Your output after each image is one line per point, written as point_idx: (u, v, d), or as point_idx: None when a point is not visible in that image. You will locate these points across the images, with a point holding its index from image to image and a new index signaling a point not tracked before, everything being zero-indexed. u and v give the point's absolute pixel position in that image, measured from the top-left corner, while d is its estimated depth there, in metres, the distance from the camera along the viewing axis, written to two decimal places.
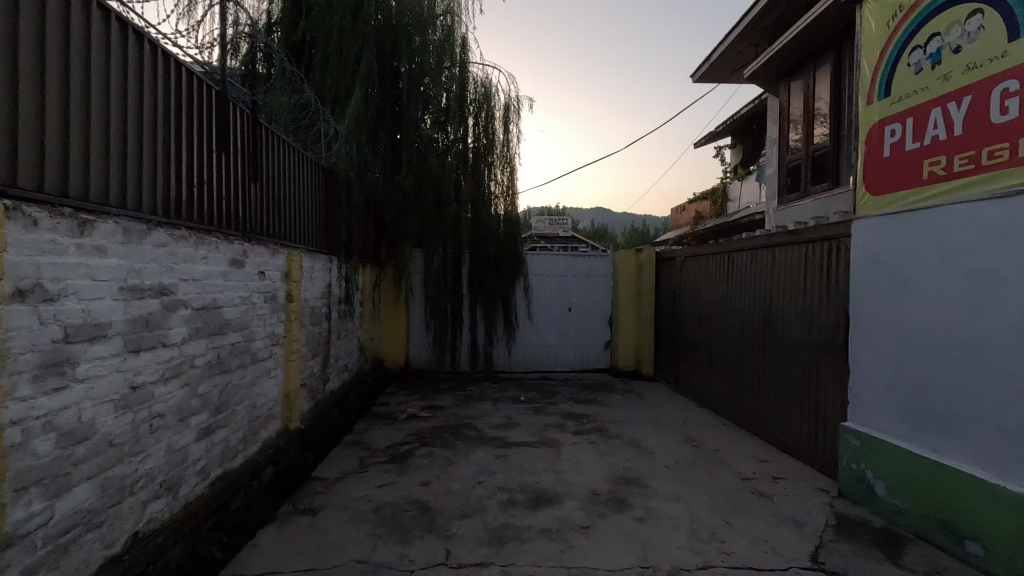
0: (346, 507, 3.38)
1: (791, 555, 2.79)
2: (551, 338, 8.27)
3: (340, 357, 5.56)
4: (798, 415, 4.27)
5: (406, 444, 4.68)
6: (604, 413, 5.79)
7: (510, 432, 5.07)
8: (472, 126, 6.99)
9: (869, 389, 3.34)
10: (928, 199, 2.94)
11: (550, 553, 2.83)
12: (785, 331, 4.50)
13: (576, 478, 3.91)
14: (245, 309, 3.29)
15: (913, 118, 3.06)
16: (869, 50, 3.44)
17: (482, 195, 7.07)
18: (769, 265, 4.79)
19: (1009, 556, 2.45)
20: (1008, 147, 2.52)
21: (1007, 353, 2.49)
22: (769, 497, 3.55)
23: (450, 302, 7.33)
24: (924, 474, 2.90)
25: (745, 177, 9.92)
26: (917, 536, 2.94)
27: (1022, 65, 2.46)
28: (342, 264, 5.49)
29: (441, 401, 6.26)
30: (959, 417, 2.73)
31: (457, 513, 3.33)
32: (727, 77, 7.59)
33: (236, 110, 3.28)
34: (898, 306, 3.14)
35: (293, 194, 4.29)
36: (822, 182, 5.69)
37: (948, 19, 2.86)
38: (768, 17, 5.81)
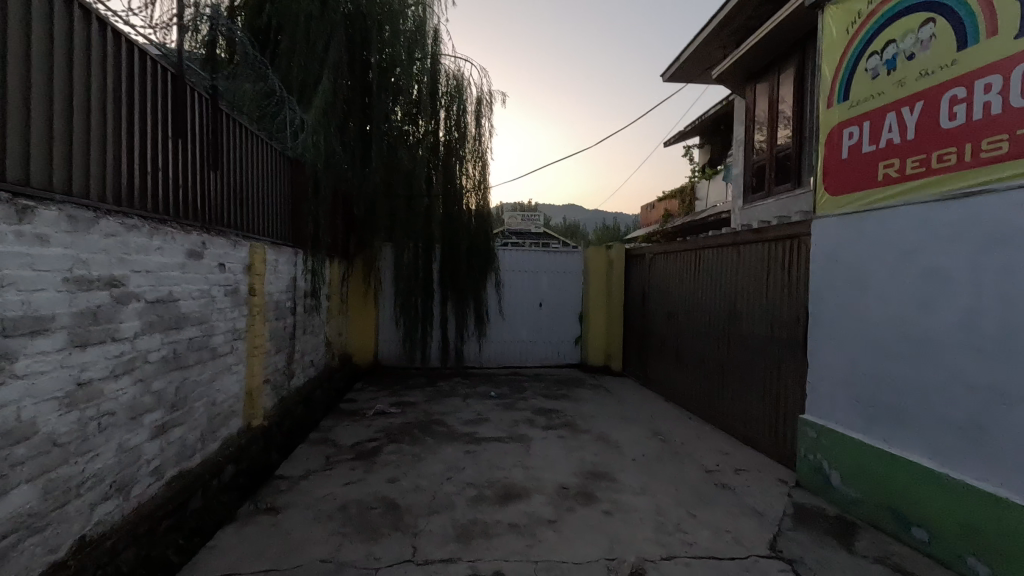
0: (310, 505, 3.31)
1: (750, 544, 2.88)
2: (522, 334, 8.29)
3: (307, 353, 5.44)
4: (760, 408, 4.40)
5: (374, 440, 4.61)
6: (574, 408, 5.85)
7: (479, 428, 5.06)
8: (444, 119, 6.91)
9: (827, 383, 3.46)
10: (883, 200, 3.06)
11: (518, 548, 2.83)
12: (749, 327, 4.62)
13: (545, 473, 3.93)
14: (204, 303, 3.17)
15: (870, 122, 3.18)
16: (829, 55, 3.55)
17: (454, 189, 7.00)
18: (734, 263, 4.91)
19: (952, 540, 2.58)
20: (955, 151, 2.64)
21: (952, 349, 2.62)
22: (731, 488, 3.65)
23: (420, 297, 7.22)
24: (876, 463, 3.03)
25: (712, 176, 10.14)
26: (869, 523, 3.07)
27: (971, 73, 2.58)
28: (309, 257, 5.35)
29: (411, 397, 6.19)
30: (909, 409, 2.86)
31: (424, 510, 3.29)
32: (696, 78, 7.73)
33: (195, 96, 3.15)
34: (854, 303, 3.26)
35: (256, 184, 4.15)
36: (785, 182, 5.87)
37: (902, 27, 2.97)
38: (736, 19, 5.93)
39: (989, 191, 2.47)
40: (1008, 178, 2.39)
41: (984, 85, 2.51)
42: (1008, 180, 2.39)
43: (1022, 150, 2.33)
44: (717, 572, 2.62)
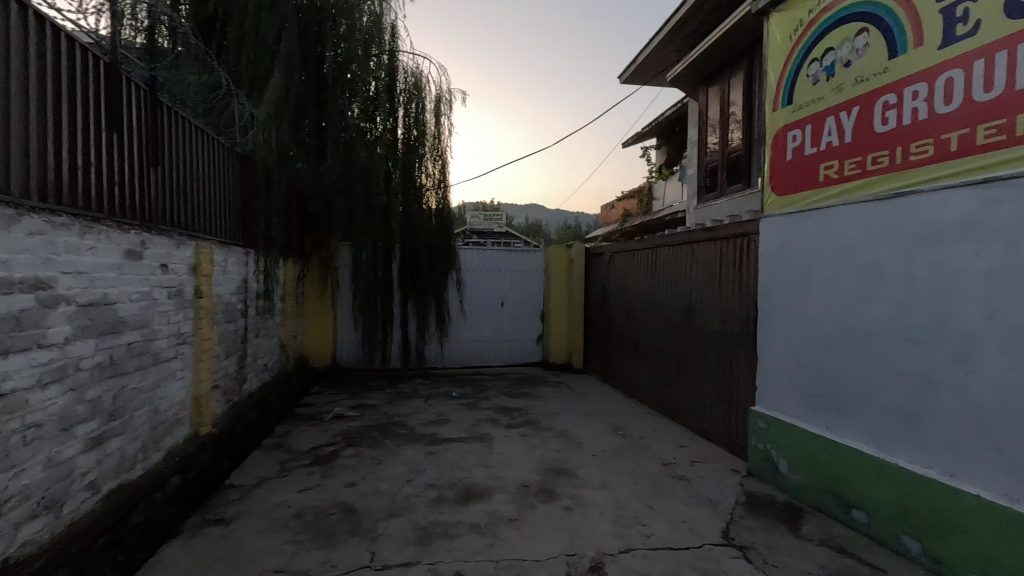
0: (264, 514, 3.19)
1: (705, 533, 2.97)
2: (484, 333, 8.27)
3: (259, 357, 5.24)
4: (714, 401, 4.54)
5: (332, 445, 4.49)
6: (536, 406, 5.87)
7: (440, 428, 5.02)
8: (402, 117, 6.81)
9: (775, 375, 3.61)
10: (823, 200, 3.21)
11: (478, 547, 2.82)
12: (703, 322, 4.76)
13: (506, 471, 3.93)
14: (144, 306, 3.00)
15: (811, 125, 3.33)
16: (774, 61, 3.70)
17: (413, 187, 6.92)
18: (688, 260, 5.07)
19: (887, 520, 2.74)
20: (888, 154, 2.80)
21: (887, 340, 2.78)
22: (687, 479, 3.76)
23: (380, 297, 7.13)
24: (820, 450, 3.18)
25: (668, 176, 10.40)
26: (814, 507, 3.22)
27: (900, 80, 2.74)
28: (261, 257, 5.15)
29: (370, 400, 6.07)
30: (849, 398, 3.01)
31: (384, 513, 3.23)
32: (651, 80, 7.91)
33: (131, 86, 2.97)
34: (798, 298, 3.41)
35: (203, 181, 3.97)
36: (736, 183, 6.08)
37: (840, 36, 3.13)
38: (689, 24, 6.10)
39: (917, 191, 2.63)
40: (934, 179, 2.55)
41: (912, 93, 2.67)
42: (934, 181, 2.56)
43: (947, 154, 2.50)
44: (673, 561, 2.68)
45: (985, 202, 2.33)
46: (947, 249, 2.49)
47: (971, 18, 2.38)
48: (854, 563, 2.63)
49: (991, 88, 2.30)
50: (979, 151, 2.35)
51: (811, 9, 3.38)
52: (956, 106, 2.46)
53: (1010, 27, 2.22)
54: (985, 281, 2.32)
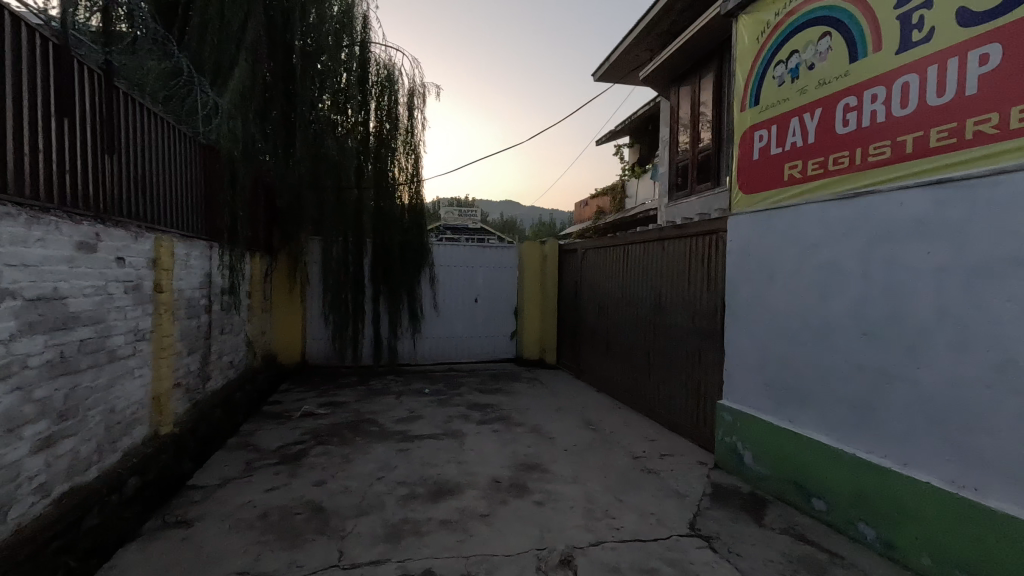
0: (227, 515, 3.10)
1: (672, 525, 3.03)
2: (457, 329, 8.24)
3: (224, 354, 5.08)
4: (683, 396, 4.63)
5: (300, 443, 4.40)
6: (508, 402, 5.88)
7: (412, 425, 4.97)
8: (374, 110, 6.70)
9: (741, 370, 3.70)
10: (788, 199, 3.30)
11: (448, 544, 2.80)
12: (673, 318, 4.84)
13: (478, 467, 3.92)
14: (99, 301, 2.87)
15: (777, 126, 3.41)
16: (742, 62, 3.78)
17: (386, 181, 6.82)
18: (659, 257, 5.14)
19: (845, 508, 2.84)
20: (848, 155, 2.89)
21: (846, 334, 2.88)
22: (656, 472, 3.83)
23: (351, 293, 7.01)
24: (782, 442, 3.28)
25: (641, 174, 10.54)
26: (777, 497, 3.32)
27: (860, 84, 2.83)
28: (226, 251, 4.99)
29: (340, 397, 5.97)
30: (811, 391, 3.11)
31: (353, 512, 3.18)
32: (624, 79, 7.99)
33: (84, 71, 2.83)
34: (764, 294, 3.50)
35: (163, 171, 3.82)
36: (705, 181, 6.19)
37: (804, 39, 3.21)
38: (661, 24, 6.17)
39: (875, 191, 2.72)
40: (892, 179, 2.64)
41: (871, 95, 2.76)
42: (890, 181, 2.65)
43: (902, 155, 2.59)
44: (641, 553, 2.72)
45: (937, 202, 2.42)
46: (902, 247, 2.59)
47: (926, 24, 2.47)
48: (813, 550, 2.72)
49: (944, 93, 2.40)
50: (933, 153, 2.45)
51: (778, 12, 3.46)
52: (911, 109, 2.56)
53: (963, 34, 2.31)
54: (937, 278, 2.42)
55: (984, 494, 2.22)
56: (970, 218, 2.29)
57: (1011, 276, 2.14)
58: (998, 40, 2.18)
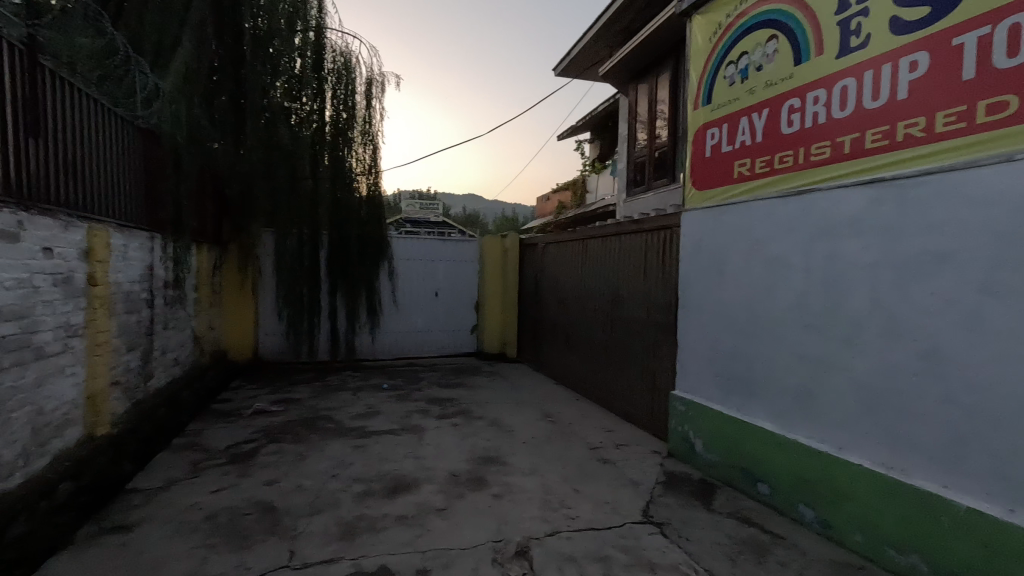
0: (170, 519, 2.96)
1: (627, 513, 3.10)
2: (418, 323, 8.14)
3: (169, 350, 4.85)
4: (638, 387, 4.74)
5: (251, 442, 4.25)
6: (469, 396, 5.87)
7: (369, 421, 4.89)
8: (330, 99, 6.51)
9: (693, 361, 3.82)
10: (737, 196, 3.41)
11: (404, 540, 2.77)
12: (630, 311, 4.94)
13: (436, 462, 3.90)
14: (23, 295, 2.68)
15: (728, 124, 3.52)
16: (695, 61, 3.87)
17: (343, 172, 6.64)
18: (616, 252, 5.24)
19: (787, 491, 2.98)
20: (792, 154, 3.02)
21: (790, 326, 3.01)
22: (612, 462, 3.91)
23: (306, 287, 6.83)
24: (731, 429, 3.40)
25: (601, 170, 10.68)
26: (725, 483, 3.45)
27: (804, 86, 2.95)
28: (169, 242, 4.74)
29: (295, 393, 5.81)
30: (757, 381, 3.24)
31: (306, 510, 3.11)
32: (584, 75, 8.06)
33: (2, 45, 2.61)
34: (715, 287, 3.62)
35: (97, 156, 3.59)
36: (661, 178, 6.33)
37: (753, 41, 3.32)
38: (620, 21, 6.26)
39: (816, 189, 2.85)
40: (830, 178, 2.78)
41: (813, 98, 2.89)
42: (830, 180, 2.78)
43: (840, 155, 2.73)
44: (596, 542, 2.77)
45: (873, 200, 2.56)
46: (840, 242, 2.72)
47: (863, 31, 2.61)
48: (757, 532, 2.85)
49: (878, 97, 2.54)
50: (869, 154, 2.58)
51: (728, 14, 3.57)
52: (849, 112, 2.69)
53: (896, 41, 2.45)
54: (871, 272, 2.56)
55: (909, 474, 2.38)
56: (900, 215, 2.43)
57: (935, 271, 2.29)
58: (926, 49, 2.32)
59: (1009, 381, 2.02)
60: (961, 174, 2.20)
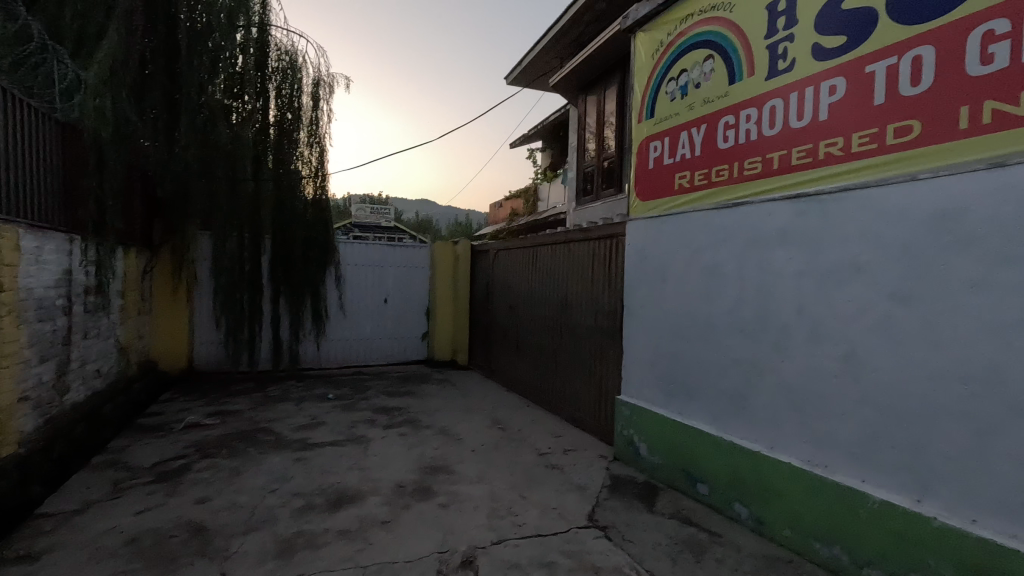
0: (85, 545, 2.73)
1: (572, 518, 3.13)
2: (365, 331, 7.96)
3: (89, 361, 4.50)
4: (586, 393, 4.83)
5: (181, 458, 4.00)
6: (417, 404, 5.77)
7: (312, 432, 4.72)
8: (274, 98, 6.28)
9: (638, 366, 3.93)
10: (677, 206, 3.55)
11: (346, 555, 2.68)
12: (578, 318, 5.02)
13: (381, 473, 3.80)
14: None
15: (669, 138, 3.66)
16: (639, 76, 4.02)
17: (287, 174, 6.41)
18: (565, 259, 5.32)
19: (724, 490, 3.10)
20: (727, 168, 3.17)
21: (725, 332, 3.16)
22: (559, 468, 3.95)
23: (247, 294, 6.51)
24: (672, 432, 3.52)
25: (552, 179, 10.84)
26: (667, 485, 3.56)
27: (737, 104, 3.12)
28: (90, 245, 4.39)
29: (232, 405, 5.52)
30: (696, 384, 3.37)
31: (240, 529, 2.95)
32: (535, 85, 8.18)
33: None
34: (657, 295, 3.74)
35: (8, 150, 3.30)
36: (609, 187, 6.50)
37: (691, 59, 3.48)
38: (570, 34, 6.40)
39: (749, 201, 3.01)
40: (761, 192, 2.94)
41: (746, 115, 3.06)
42: (760, 193, 2.94)
43: (770, 170, 2.89)
44: (541, 548, 2.78)
45: (799, 213, 2.72)
46: (770, 252, 2.88)
47: (789, 56, 2.79)
48: (696, 531, 2.95)
49: (802, 117, 2.71)
50: (795, 169, 2.75)
51: (669, 32, 3.73)
52: (777, 130, 2.86)
53: (817, 66, 2.63)
54: (798, 280, 2.72)
55: (832, 470, 2.53)
56: (823, 227, 2.60)
57: (851, 280, 2.47)
58: (843, 74, 2.51)
59: (915, 382, 2.20)
60: (873, 191, 2.38)
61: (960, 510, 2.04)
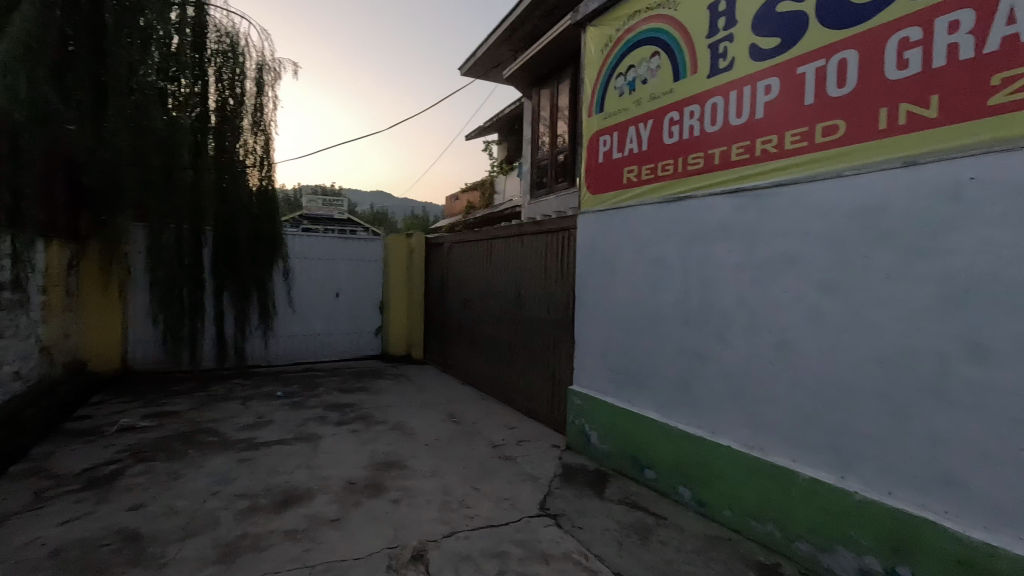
0: (2, 560, 2.53)
1: (524, 508, 3.17)
2: (316, 326, 7.74)
3: (7, 363, 4.16)
4: (540, 384, 4.88)
5: (114, 463, 3.78)
6: (370, 400, 5.67)
7: (259, 431, 4.56)
8: (214, 82, 5.99)
9: (589, 357, 4.01)
10: (626, 200, 3.63)
11: (292, 555, 2.61)
12: (531, 310, 5.06)
13: (331, 471, 3.72)
14: None
15: (618, 132, 3.73)
16: (589, 70, 4.06)
17: (230, 163, 6.14)
18: (518, 252, 5.34)
19: (670, 474, 3.22)
20: (673, 162, 3.26)
21: (671, 323, 3.26)
22: (513, 459, 3.98)
23: (186, 289, 6.18)
24: (622, 421, 3.61)
25: (509, 171, 10.82)
26: (617, 472, 3.65)
27: (682, 101, 3.20)
28: (6, 237, 4.04)
29: (172, 406, 5.26)
30: (644, 373, 3.47)
31: (178, 534, 2.82)
32: (489, 76, 8.13)
33: None
34: (608, 286, 3.82)
35: None
36: (562, 180, 6.56)
37: (638, 55, 3.55)
38: (524, 26, 6.39)
39: (692, 196, 3.11)
40: (703, 187, 3.04)
41: (689, 112, 3.15)
42: (703, 188, 3.05)
43: (712, 166, 2.99)
44: (493, 539, 2.80)
45: (738, 208, 2.84)
46: (712, 245, 2.99)
47: (729, 55, 2.89)
48: (643, 515, 3.05)
49: (741, 115, 2.82)
50: (735, 165, 2.86)
51: (618, 28, 3.79)
52: (718, 127, 2.96)
53: (755, 66, 2.74)
54: (737, 272, 2.84)
55: (767, 452, 2.67)
56: (760, 221, 2.72)
57: (785, 272, 2.59)
58: (777, 75, 2.62)
59: (841, 366, 2.35)
60: (804, 187, 2.51)
61: (878, 484, 2.20)
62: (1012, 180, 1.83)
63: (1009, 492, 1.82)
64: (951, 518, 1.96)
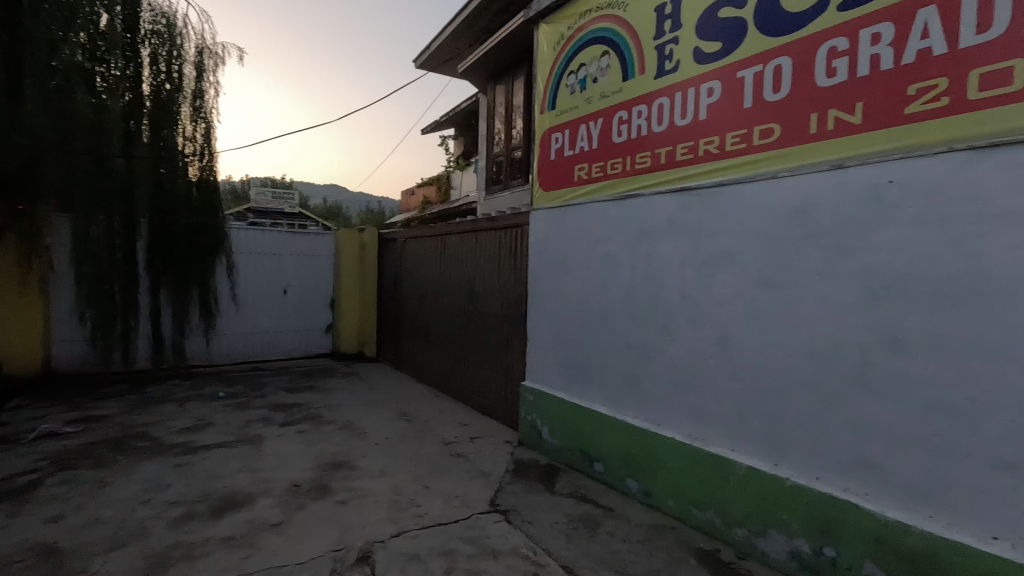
0: None
1: (475, 504, 3.16)
2: (263, 323, 7.44)
3: None
4: (493, 381, 4.88)
5: (32, 472, 3.50)
6: (319, 400, 5.50)
7: (197, 435, 4.33)
8: (149, 65, 5.63)
9: (540, 353, 4.03)
10: (577, 198, 3.67)
11: (229, 563, 2.49)
12: (485, 306, 5.04)
13: (275, 473, 3.58)
14: None
15: (569, 130, 3.76)
16: (542, 67, 4.08)
17: (168, 152, 5.76)
18: (472, 248, 5.31)
19: (618, 466, 3.28)
20: (622, 161, 3.31)
21: (620, 319, 3.32)
22: (465, 456, 3.96)
23: (118, 285, 5.78)
24: (572, 415, 3.66)
25: (465, 167, 10.73)
26: (568, 466, 3.70)
27: (630, 100, 3.26)
28: None
29: (102, 409, 4.93)
30: (594, 368, 3.52)
31: (103, 546, 2.64)
32: (445, 70, 8.03)
33: None
34: (559, 283, 3.85)
35: None
36: (517, 177, 6.57)
37: (589, 54, 3.59)
38: (479, 21, 6.34)
39: (640, 194, 3.17)
40: (650, 185, 3.11)
41: (637, 112, 3.21)
42: (650, 187, 3.11)
43: (659, 165, 3.06)
44: (442, 537, 2.77)
45: (681, 206, 2.92)
46: (658, 243, 3.07)
47: (675, 57, 2.96)
48: (591, 507, 3.10)
49: (686, 116, 2.90)
50: (679, 164, 2.94)
51: (570, 26, 3.82)
52: (665, 127, 3.03)
53: (698, 69, 2.83)
54: (681, 269, 2.92)
55: (707, 443, 2.77)
56: (702, 220, 2.81)
57: (725, 269, 2.69)
58: (719, 78, 2.71)
59: (775, 359, 2.46)
60: (741, 187, 2.61)
61: (808, 470, 2.33)
62: (925, 184, 1.96)
63: (920, 474, 1.96)
64: (871, 499, 2.10)
